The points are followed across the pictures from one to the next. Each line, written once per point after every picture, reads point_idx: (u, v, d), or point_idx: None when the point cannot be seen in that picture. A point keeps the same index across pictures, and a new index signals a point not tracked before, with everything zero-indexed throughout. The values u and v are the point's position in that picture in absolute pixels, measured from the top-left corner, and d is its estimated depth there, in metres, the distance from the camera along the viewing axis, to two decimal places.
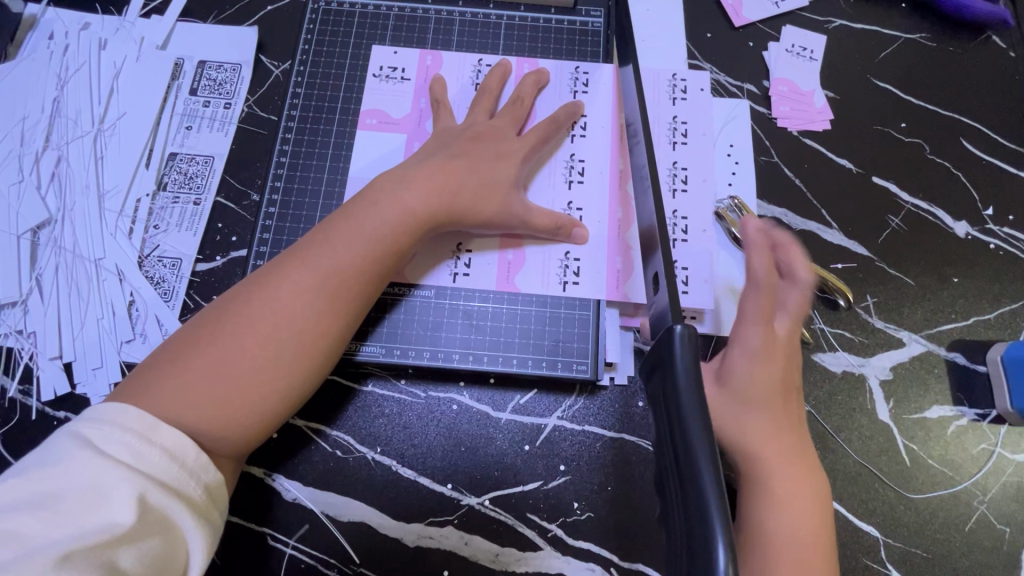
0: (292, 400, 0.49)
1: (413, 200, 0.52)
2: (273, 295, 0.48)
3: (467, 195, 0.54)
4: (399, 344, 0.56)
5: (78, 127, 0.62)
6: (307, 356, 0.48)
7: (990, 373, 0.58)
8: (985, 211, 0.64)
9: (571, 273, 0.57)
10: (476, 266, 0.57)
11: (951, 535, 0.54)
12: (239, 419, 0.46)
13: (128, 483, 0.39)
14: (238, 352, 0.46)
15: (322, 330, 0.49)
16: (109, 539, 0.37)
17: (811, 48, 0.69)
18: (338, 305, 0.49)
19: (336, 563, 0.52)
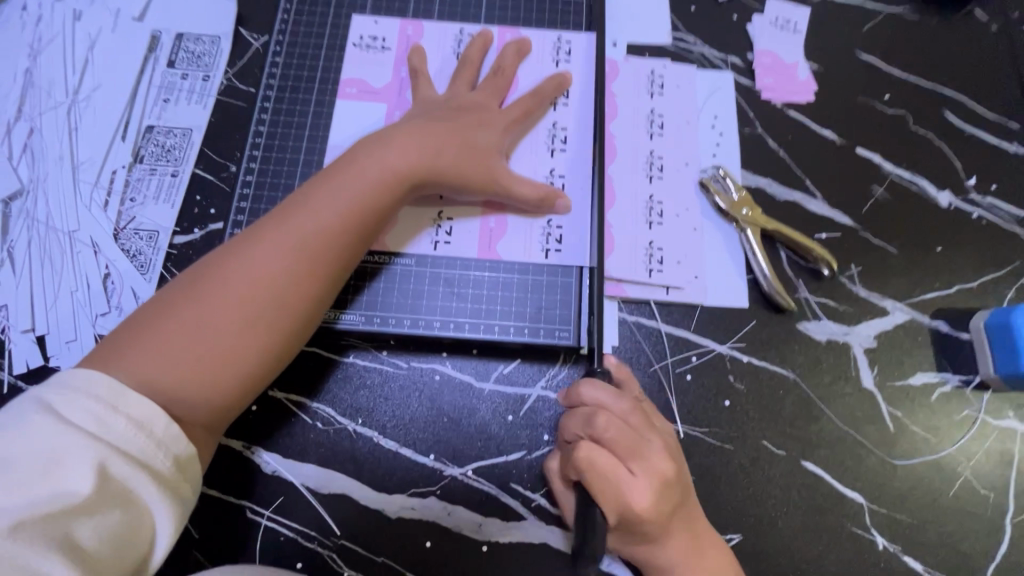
0: (269, 367, 0.48)
1: (392, 166, 0.51)
2: (250, 258, 0.47)
3: (447, 162, 0.53)
4: (380, 312, 0.55)
5: (51, 99, 0.61)
6: (283, 322, 0.47)
7: (973, 340, 0.58)
8: (968, 181, 0.64)
9: (554, 242, 0.56)
10: (456, 235, 0.57)
11: (936, 500, 0.54)
12: (217, 383, 0.45)
13: (87, 452, 0.38)
14: (215, 315, 0.46)
15: (301, 294, 0.48)
16: (63, 510, 0.37)
17: (794, 21, 0.69)
18: (316, 270, 0.48)
19: (316, 536, 0.52)
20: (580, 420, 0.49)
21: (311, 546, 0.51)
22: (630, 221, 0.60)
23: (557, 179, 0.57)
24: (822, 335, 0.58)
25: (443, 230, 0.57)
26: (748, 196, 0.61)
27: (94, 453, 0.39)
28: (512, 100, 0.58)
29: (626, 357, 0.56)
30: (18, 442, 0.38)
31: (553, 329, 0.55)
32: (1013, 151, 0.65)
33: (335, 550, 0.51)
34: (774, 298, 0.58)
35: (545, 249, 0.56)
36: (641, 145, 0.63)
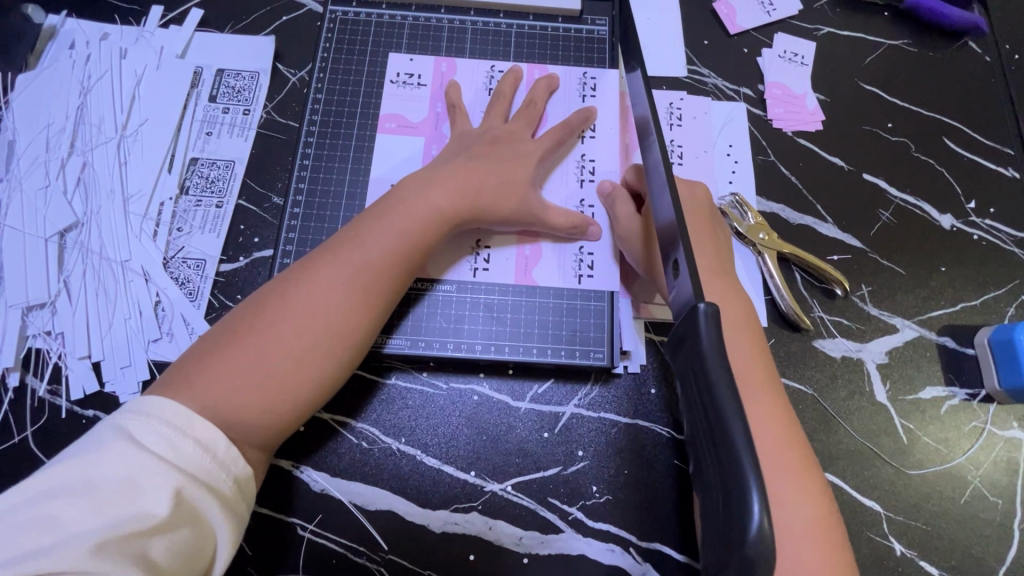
0: (322, 393, 0.51)
1: (437, 199, 0.55)
2: (309, 289, 0.50)
3: (487, 194, 0.56)
4: (423, 336, 0.58)
5: (102, 134, 0.64)
6: (337, 349, 0.50)
7: (978, 355, 0.61)
8: (968, 204, 0.68)
9: (585, 267, 0.60)
10: (494, 262, 0.60)
11: (947, 507, 0.57)
12: (276, 407, 0.48)
13: (162, 472, 0.41)
14: (277, 343, 0.48)
15: (354, 324, 0.51)
16: (141, 528, 0.39)
17: (802, 54, 0.73)
18: (369, 299, 0.52)
19: (364, 551, 0.54)
20: None
21: (359, 560, 0.54)
22: None
23: (587, 208, 0.61)
24: (837, 352, 0.61)
25: (481, 256, 0.60)
26: (764, 221, 0.65)
27: (168, 474, 0.41)
28: (543, 133, 0.62)
29: (655, 375, 0.59)
30: (97, 466, 0.40)
31: (586, 349, 0.58)
32: (1009, 176, 0.69)
33: (383, 563, 0.54)
34: (792, 317, 0.61)
35: (577, 274, 0.60)
36: None
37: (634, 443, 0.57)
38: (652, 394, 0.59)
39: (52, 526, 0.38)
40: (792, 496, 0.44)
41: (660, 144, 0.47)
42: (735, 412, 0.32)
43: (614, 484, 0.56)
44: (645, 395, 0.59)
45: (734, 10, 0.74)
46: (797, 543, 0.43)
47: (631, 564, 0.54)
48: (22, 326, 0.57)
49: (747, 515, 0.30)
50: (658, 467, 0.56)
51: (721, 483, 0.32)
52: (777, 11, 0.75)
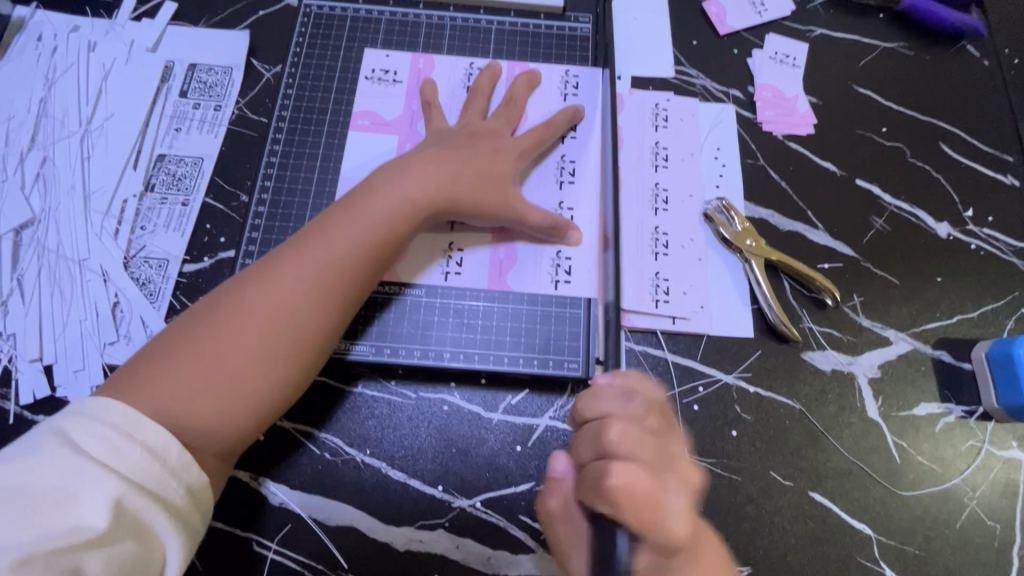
0: (287, 393, 0.48)
1: (410, 189, 0.52)
2: (272, 289, 0.48)
3: (463, 187, 0.54)
4: (390, 342, 0.56)
5: (65, 128, 0.61)
6: (303, 346, 0.48)
7: (975, 370, 0.58)
8: (965, 213, 0.65)
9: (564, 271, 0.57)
10: (468, 266, 0.57)
11: (942, 531, 0.54)
12: (239, 411, 0.46)
13: (100, 484, 0.38)
14: (239, 344, 0.46)
15: (321, 320, 0.49)
16: (72, 544, 0.37)
17: (793, 56, 0.71)
18: (336, 294, 0.49)
19: (324, 569, 0.51)
20: (593, 435, 0.45)
21: None
22: (634, 253, 0.61)
23: (567, 210, 0.59)
24: (827, 365, 0.58)
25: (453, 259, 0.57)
26: (752, 226, 0.62)
27: (107, 486, 0.38)
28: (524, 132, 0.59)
29: None
30: (31, 474, 0.38)
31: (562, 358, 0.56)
32: (1009, 183, 0.67)
33: None
34: (779, 328, 0.58)
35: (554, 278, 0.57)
36: (643, 188, 0.63)
37: None
38: None
39: None
40: None
41: None
42: None
43: None
44: None
45: (724, 10, 0.72)
46: None
47: None
48: None
49: None
50: None
51: None
52: (769, 11, 0.72)
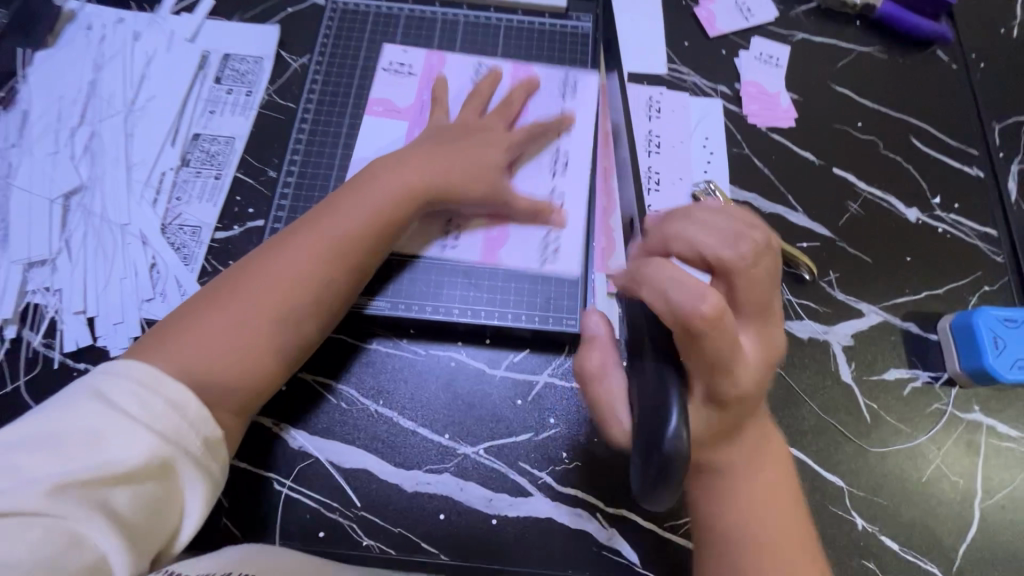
0: (296, 358, 0.53)
1: (409, 174, 0.58)
2: (276, 265, 0.53)
3: (460, 174, 0.59)
4: (404, 298, 0.61)
5: (111, 107, 0.67)
6: (313, 313, 0.53)
7: (940, 340, 0.63)
8: (933, 200, 0.71)
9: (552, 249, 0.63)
10: (472, 236, 0.63)
11: (909, 484, 0.58)
12: (255, 371, 0.51)
13: (129, 426, 0.42)
14: (257, 308, 0.51)
15: (330, 291, 0.54)
16: (105, 477, 0.40)
17: (776, 57, 0.77)
18: (344, 269, 0.55)
19: (339, 507, 0.55)
20: (687, 246, 0.41)
21: (333, 517, 0.55)
22: None
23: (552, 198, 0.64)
24: (804, 333, 0.63)
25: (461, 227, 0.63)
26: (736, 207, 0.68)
27: (138, 428, 0.42)
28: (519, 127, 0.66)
29: None
30: (65, 420, 0.41)
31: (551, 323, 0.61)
32: (974, 174, 0.73)
33: (356, 521, 0.55)
34: None
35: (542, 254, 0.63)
36: None
37: None
38: None
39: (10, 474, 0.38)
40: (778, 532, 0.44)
41: None
42: None
43: (584, 451, 0.58)
44: None
45: (713, 15, 0.79)
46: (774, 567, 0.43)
47: (596, 529, 0.55)
48: (23, 281, 0.60)
49: None
50: None
51: None
52: (754, 17, 0.79)
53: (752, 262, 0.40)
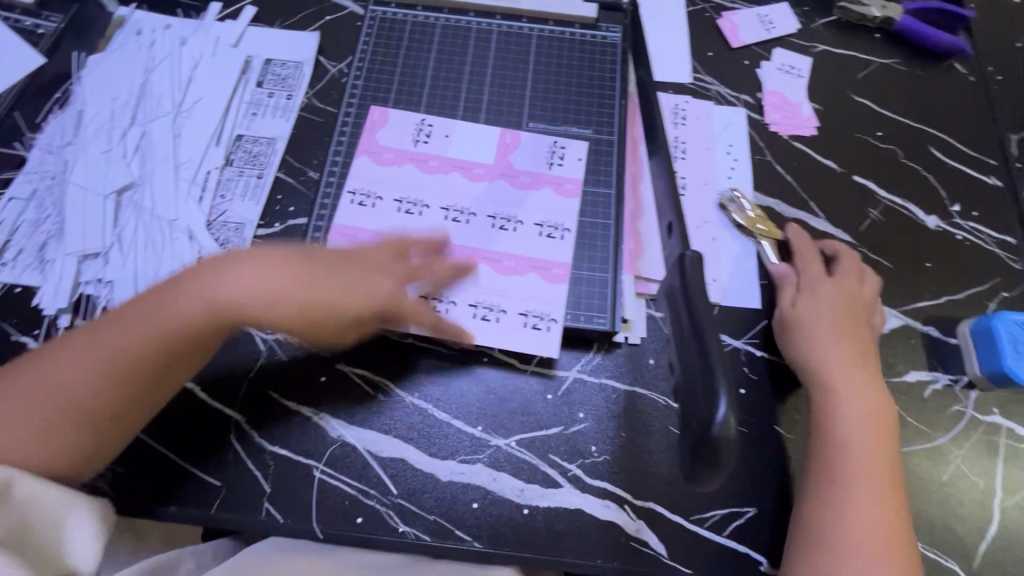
0: (91, 453, 0.51)
1: (232, 283, 0.53)
2: (71, 359, 0.52)
3: (326, 299, 0.54)
4: (447, 295, 0.61)
5: (160, 108, 0.70)
6: (56, 417, 0.50)
7: (960, 344, 0.65)
8: (952, 207, 0.73)
9: (558, 233, 0.64)
10: (500, 234, 0.63)
11: (930, 483, 0.60)
12: (57, 461, 0.50)
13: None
14: (52, 407, 0.50)
15: (106, 390, 0.51)
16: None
17: (798, 68, 0.79)
18: (110, 373, 0.51)
19: (376, 494, 0.57)
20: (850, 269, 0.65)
21: (370, 503, 0.57)
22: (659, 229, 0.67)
23: (547, 185, 0.65)
24: None
25: (500, 221, 0.64)
26: (760, 212, 0.70)
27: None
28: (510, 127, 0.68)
29: (654, 347, 0.63)
30: None
31: (557, 326, 0.61)
32: (992, 183, 0.74)
33: (392, 508, 0.57)
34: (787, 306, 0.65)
35: (540, 243, 0.63)
36: None
37: (630, 407, 0.61)
38: (650, 364, 0.63)
39: None
40: (866, 497, 0.53)
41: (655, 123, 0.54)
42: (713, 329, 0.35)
43: (612, 445, 0.60)
44: (643, 364, 0.63)
45: (736, 27, 0.81)
46: (870, 521, 0.52)
47: (625, 520, 0.57)
48: (76, 273, 0.63)
49: None
50: (654, 432, 0.60)
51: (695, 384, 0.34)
52: (776, 29, 0.82)
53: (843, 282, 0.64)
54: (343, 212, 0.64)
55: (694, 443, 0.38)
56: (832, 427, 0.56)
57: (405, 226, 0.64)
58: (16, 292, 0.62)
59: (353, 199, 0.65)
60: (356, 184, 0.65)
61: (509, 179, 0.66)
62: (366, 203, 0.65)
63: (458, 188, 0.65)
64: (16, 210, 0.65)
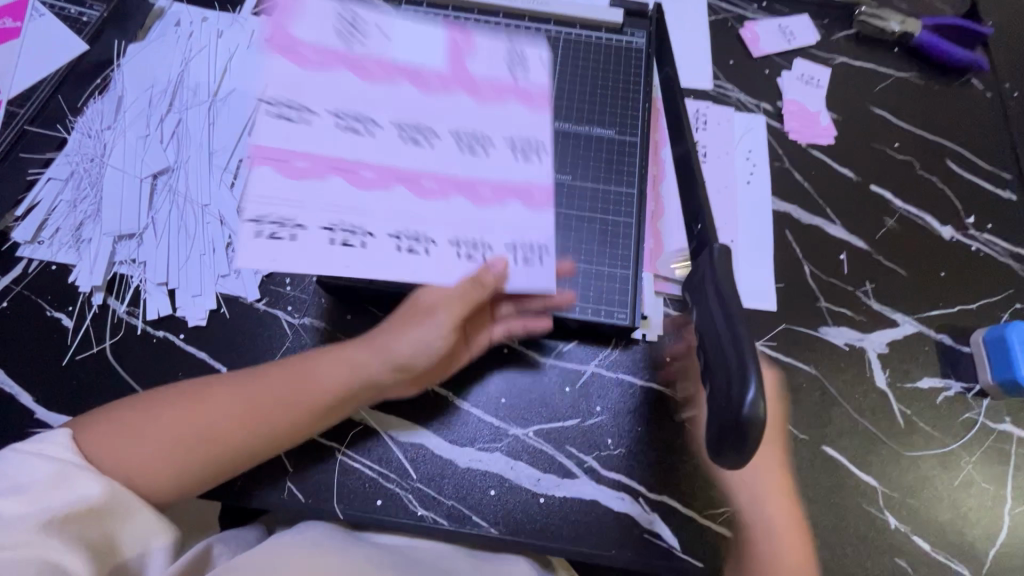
0: (195, 474, 0.52)
1: (325, 376, 0.56)
2: (276, 377, 0.55)
3: (298, 402, 0.55)
4: (421, 232, 0.50)
5: (196, 97, 0.72)
6: (185, 441, 0.51)
7: (973, 353, 0.66)
8: (967, 219, 0.74)
9: (542, 152, 0.53)
10: (470, 159, 0.52)
11: (941, 486, 0.60)
12: (168, 476, 0.51)
13: (85, 474, 0.46)
14: (168, 428, 0.51)
15: (229, 420, 0.53)
16: (79, 513, 0.44)
17: (818, 78, 0.81)
18: (335, 385, 0.56)
19: (395, 478, 0.58)
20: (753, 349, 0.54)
21: (390, 487, 0.58)
22: (677, 230, 0.69)
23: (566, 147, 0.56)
24: (840, 339, 0.66)
25: (519, 148, 0.52)
26: (775, 218, 0.72)
27: (44, 458, 0.46)
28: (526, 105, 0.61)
29: (671, 344, 0.64)
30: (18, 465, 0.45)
31: (551, 259, 0.52)
32: (1007, 197, 0.76)
33: (412, 492, 0.58)
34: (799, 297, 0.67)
35: (521, 166, 0.52)
36: None
37: (645, 402, 0.62)
38: (667, 361, 0.64)
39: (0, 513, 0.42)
40: None
41: (683, 111, 0.53)
42: (741, 315, 0.37)
43: (628, 439, 0.61)
44: (660, 361, 0.64)
45: (758, 37, 0.83)
46: None
47: (638, 513, 0.58)
48: (112, 252, 0.65)
49: (743, 392, 0.33)
50: (669, 428, 0.61)
51: (723, 368, 0.36)
52: (797, 40, 0.83)
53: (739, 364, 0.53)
54: (264, 133, 0.48)
55: (720, 433, 0.35)
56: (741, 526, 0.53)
57: (355, 146, 0.49)
58: (52, 269, 0.64)
59: (271, 109, 0.48)
60: (270, 91, 0.48)
61: (519, 99, 0.54)
62: (289, 115, 0.48)
63: (450, 98, 0.52)
64: (55, 190, 0.67)
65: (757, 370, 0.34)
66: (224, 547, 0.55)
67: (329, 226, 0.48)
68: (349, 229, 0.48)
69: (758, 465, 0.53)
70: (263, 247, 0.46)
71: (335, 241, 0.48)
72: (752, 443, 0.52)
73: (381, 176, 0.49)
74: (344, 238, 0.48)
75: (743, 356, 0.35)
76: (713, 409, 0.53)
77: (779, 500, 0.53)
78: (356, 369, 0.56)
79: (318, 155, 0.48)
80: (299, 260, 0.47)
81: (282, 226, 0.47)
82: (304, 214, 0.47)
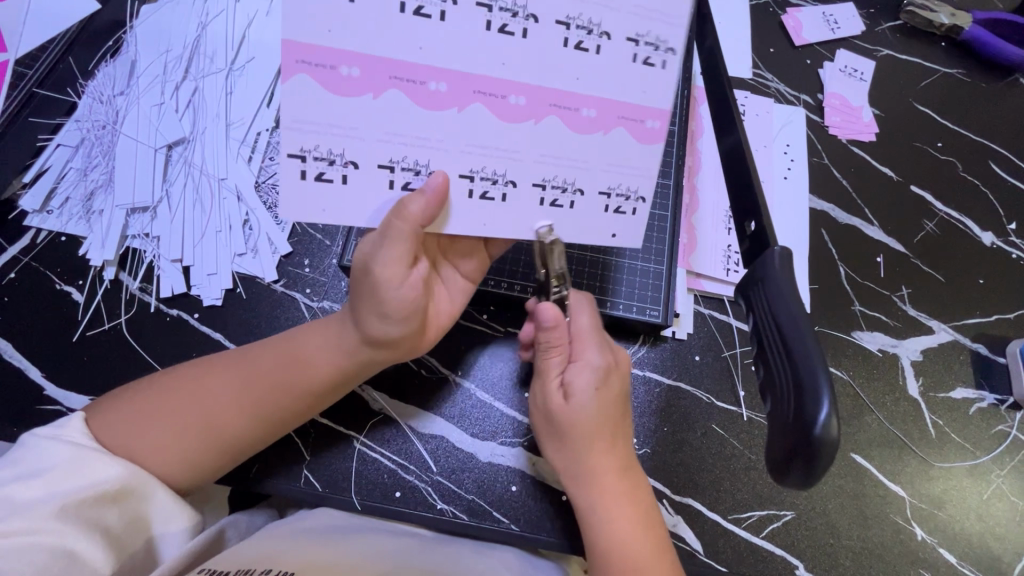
0: (197, 464, 0.50)
1: (312, 353, 0.52)
2: (259, 357, 0.53)
3: (288, 379, 0.52)
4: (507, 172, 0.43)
5: (213, 64, 0.69)
6: (181, 428, 0.49)
7: (1008, 364, 0.64)
8: (1009, 225, 0.71)
9: (662, 53, 0.42)
10: (502, 42, 0.40)
11: (969, 499, 0.59)
12: (171, 467, 0.49)
13: (101, 459, 0.46)
14: (162, 418, 0.49)
15: (223, 405, 0.50)
16: (95, 499, 0.44)
17: (861, 71, 0.78)
18: (324, 362, 0.52)
19: (415, 469, 0.57)
20: (578, 321, 0.53)
21: (408, 479, 0.56)
22: (712, 229, 0.67)
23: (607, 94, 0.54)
24: (873, 345, 0.64)
25: (576, 31, 0.40)
26: (811, 217, 0.69)
27: (60, 444, 0.46)
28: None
29: (700, 343, 0.63)
30: (37, 451, 0.45)
31: (645, 207, 0.46)
32: None
33: (431, 485, 0.56)
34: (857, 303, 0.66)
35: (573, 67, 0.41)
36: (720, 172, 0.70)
37: (671, 402, 0.60)
38: (695, 360, 0.62)
39: (16, 497, 0.42)
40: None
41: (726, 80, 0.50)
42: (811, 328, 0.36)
43: (653, 438, 0.59)
44: (689, 360, 0.62)
45: (801, 24, 0.79)
46: None
47: (662, 515, 0.56)
48: (124, 225, 0.62)
49: (816, 411, 0.33)
50: (696, 429, 0.59)
51: (794, 386, 0.35)
52: (841, 29, 0.80)
53: (580, 344, 0.52)
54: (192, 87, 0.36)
55: (792, 450, 0.34)
56: (607, 507, 0.49)
57: (422, 44, 0.39)
58: (62, 240, 0.62)
59: None
60: None
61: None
62: None
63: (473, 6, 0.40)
64: (65, 156, 0.65)
65: (830, 388, 0.33)
66: (236, 531, 0.54)
67: (388, 163, 0.42)
68: (411, 166, 0.42)
69: (596, 438, 0.50)
70: (313, 188, 0.42)
71: (394, 181, 0.43)
72: (591, 434, 0.50)
73: (367, 76, 0.40)
74: (405, 179, 0.43)
75: (816, 377, 0.34)
76: (566, 394, 0.51)
77: (612, 487, 0.50)
78: (343, 344, 0.52)
79: (367, 59, 0.39)
80: (350, 208, 0.43)
81: (330, 163, 0.41)
82: (354, 147, 0.41)
